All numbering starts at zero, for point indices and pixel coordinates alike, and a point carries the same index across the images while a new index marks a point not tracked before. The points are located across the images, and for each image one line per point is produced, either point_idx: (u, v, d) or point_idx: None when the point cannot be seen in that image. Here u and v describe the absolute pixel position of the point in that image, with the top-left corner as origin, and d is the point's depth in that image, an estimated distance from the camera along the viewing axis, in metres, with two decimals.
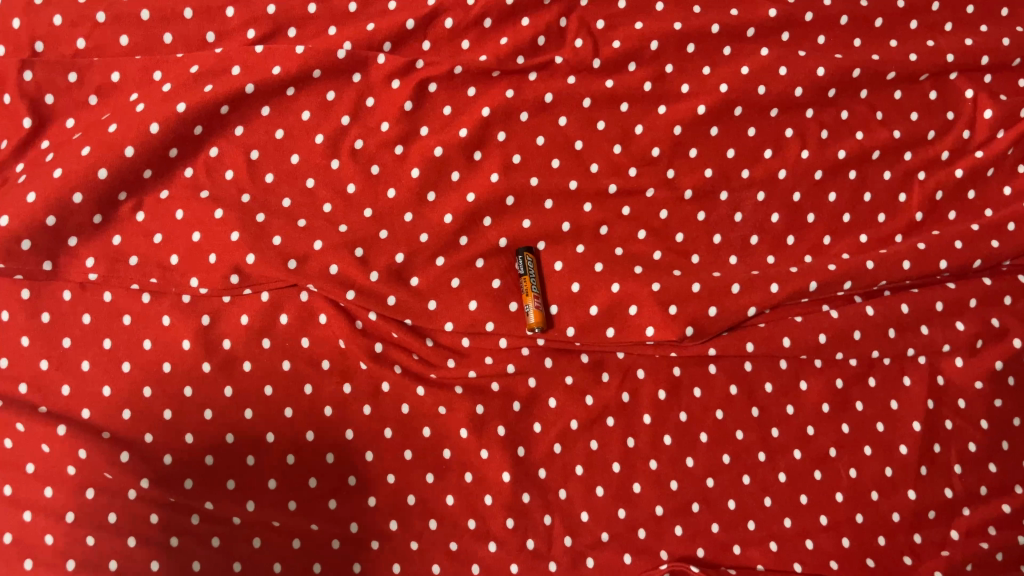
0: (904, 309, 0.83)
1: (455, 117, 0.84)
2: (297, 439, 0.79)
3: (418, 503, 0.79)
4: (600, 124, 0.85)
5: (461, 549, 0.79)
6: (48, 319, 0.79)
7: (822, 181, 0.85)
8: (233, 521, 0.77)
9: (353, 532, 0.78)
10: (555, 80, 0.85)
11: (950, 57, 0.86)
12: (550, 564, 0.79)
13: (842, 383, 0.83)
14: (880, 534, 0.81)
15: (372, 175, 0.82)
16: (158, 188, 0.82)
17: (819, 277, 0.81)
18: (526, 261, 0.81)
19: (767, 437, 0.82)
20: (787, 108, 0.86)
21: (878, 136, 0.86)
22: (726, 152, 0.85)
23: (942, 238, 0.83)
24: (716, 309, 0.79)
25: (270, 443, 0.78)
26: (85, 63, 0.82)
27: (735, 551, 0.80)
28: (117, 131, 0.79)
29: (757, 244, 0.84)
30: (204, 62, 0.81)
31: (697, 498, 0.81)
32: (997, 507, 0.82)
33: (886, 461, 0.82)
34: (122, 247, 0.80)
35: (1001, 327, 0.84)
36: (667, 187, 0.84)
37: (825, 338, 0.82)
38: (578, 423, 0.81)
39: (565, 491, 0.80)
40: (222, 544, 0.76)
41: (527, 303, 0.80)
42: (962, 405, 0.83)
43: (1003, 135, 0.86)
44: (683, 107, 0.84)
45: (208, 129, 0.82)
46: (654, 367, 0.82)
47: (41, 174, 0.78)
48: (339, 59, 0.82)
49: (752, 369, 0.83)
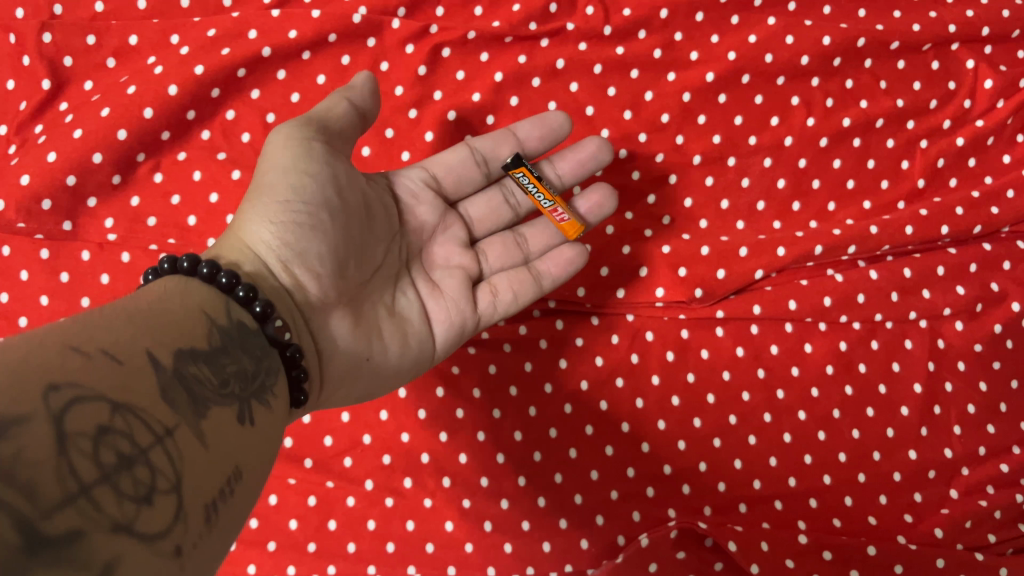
0: (907, 274, 0.86)
1: (468, 82, 0.85)
2: (332, 417, 0.83)
3: (432, 461, 0.82)
4: (611, 91, 0.86)
5: (473, 507, 0.80)
6: (68, 278, 0.79)
7: (828, 148, 0.87)
8: (270, 501, 0.81)
9: (368, 490, 0.81)
10: (566, 46, 0.86)
11: (953, 28, 0.88)
12: (560, 521, 0.80)
13: (845, 346, 0.85)
14: (882, 493, 0.82)
15: (386, 139, 0.84)
16: (176, 150, 0.83)
17: (824, 241, 0.84)
18: (520, 175, 0.75)
19: (772, 398, 0.83)
20: (794, 76, 0.87)
21: (882, 104, 0.87)
22: (734, 119, 0.86)
23: (942, 205, 0.85)
24: (724, 272, 0.83)
25: (306, 421, 0.83)
26: (104, 27, 0.83)
27: (741, 510, 0.80)
28: (136, 93, 0.80)
29: (763, 210, 0.87)
30: (221, 26, 0.83)
31: (704, 458, 0.82)
32: (994, 467, 0.83)
33: (888, 422, 0.83)
34: (141, 209, 0.81)
35: (1000, 291, 0.86)
36: (676, 153, 0.86)
37: (830, 301, 0.84)
38: (588, 383, 0.83)
39: (575, 450, 0.81)
40: (260, 524, 0.80)
41: (560, 210, 0.76)
42: (961, 367, 0.85)
43: (1003, 105, 0.89)
44: (692, 75, 0.86)
45: (226, 92, 0.83)
46: (663, 330, 0.84)
47: (61, 135, 0.80)
48: (354, 23, 0.83)
49: (758, 332, 0.85)
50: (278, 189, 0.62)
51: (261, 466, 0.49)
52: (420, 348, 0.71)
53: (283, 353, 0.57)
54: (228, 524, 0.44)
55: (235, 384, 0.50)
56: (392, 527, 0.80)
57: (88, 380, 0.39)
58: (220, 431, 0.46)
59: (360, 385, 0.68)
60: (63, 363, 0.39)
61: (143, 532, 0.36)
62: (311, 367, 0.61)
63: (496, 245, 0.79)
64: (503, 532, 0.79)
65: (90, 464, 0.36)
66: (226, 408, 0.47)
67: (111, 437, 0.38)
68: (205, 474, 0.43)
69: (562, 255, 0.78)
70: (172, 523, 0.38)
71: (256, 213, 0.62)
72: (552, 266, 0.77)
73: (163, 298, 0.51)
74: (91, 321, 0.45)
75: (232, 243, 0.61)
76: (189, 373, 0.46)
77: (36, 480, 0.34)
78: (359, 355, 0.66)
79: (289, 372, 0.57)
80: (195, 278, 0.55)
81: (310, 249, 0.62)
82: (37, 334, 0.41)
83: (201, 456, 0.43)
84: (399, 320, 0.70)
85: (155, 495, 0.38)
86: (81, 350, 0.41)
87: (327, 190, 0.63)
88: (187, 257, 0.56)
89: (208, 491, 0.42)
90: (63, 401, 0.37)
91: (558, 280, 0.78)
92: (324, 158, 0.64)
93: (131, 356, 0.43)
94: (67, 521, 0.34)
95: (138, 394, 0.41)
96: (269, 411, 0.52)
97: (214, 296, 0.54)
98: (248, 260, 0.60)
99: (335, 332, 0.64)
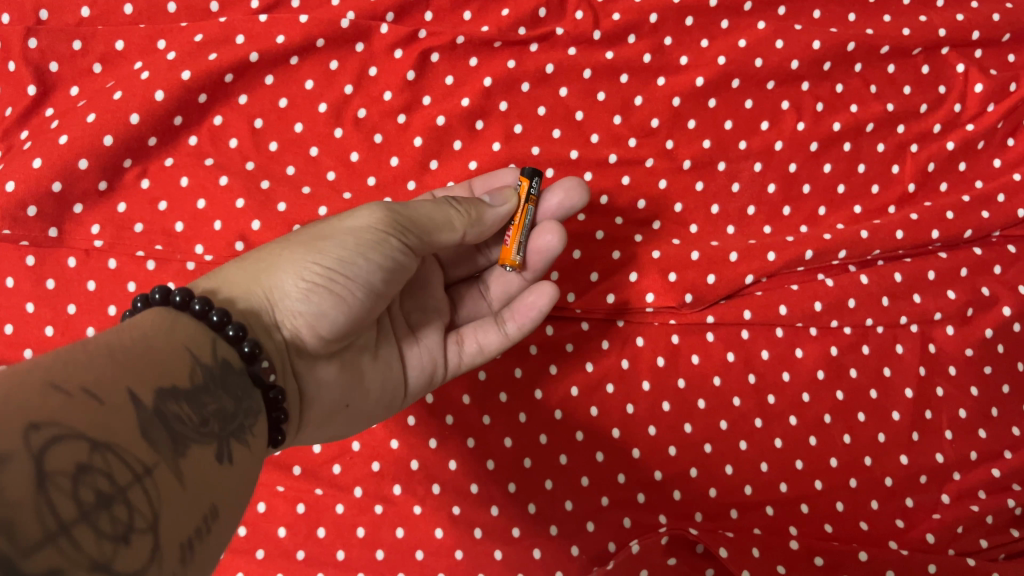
0: (897, 278, 0.85)
1: (457, 87, 0.85)
2: None
3: (421, 468, 0.81)
4: (600, 96, 0.86)
5: (463, 514, 0.80)
6: (54, 285, 0.79)
7: (818, 152, 0.87)
8: (258, 509, 0.80)
9: (357, 498, 0.80)
10: (556, 51, 0.86)
11: (942, 32, 0.88)
12: (551, 528, 0.79)
13: (836, 351, 0.84)
14: (874, 499, 0.81)
15: (375, 144, 0.83)
16: (162, 156, 0.83)
17: (814, 245, 0.83)
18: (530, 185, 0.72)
19: (763, 403, 0.83)
20: (783, 81, 0.87)
21: (872, 109, 0.87)
22: (724, 124, 0.86)
23: (933, 209, 0.85)
24: (714, 277, 0.83)
25: None
26: (89, 32, 0.83)
27: (733, 516, 0.80)
28: (122, 99, 0.81)
29: (754, 215, 0.86)
30: (208, 32, 0.83)
31: (695, 463, 0.81)
32: (987, 472, 0.83)
33: (879, 427, 0.83)
34: (127, 215, 0.81)
35: (991, 295, 0.86)
36: (666, 157, 0.86)
37: (820, 306, 0.84)
38: (578, 389, 0.82)
39: (566, 456, 0.81)
40: (248, 532, 0.79)
41: (511, 236, 0.72)
42: (953, 372, 0.85)
43: (993, 108, 0.88)
44: (682, 79, 0.86)
45: (213, 97, 0.83)
46: (654, 335, 0.84)
47: (47, 141, 0.80)
48: (342, 28, 0.83)
49: (749, 337, 0.84)
50: (326, 253, 0.61)
51: (235, 506, 0.49)
52: (393, 392, 0.71)
53: (267, 395, 0.57)
54: (203, 562, 0.43)
55: (215, 423, 0.49)
56: (382, 534, 0.79)
57: (69, 417, 0.38)
58: (197, 470, 0.45)
59: (337, 427, 0.68)
60: (42, 400, 0.38)
61: (122, 571, 0.36)
62: (290, 412, 0.62)
63: (466, 296, 0.80)
64: (493, 540, 0.79)
65: (69, 502, 0.36)
66: (204, 447, 0.47)
67: (89, 479, 0.37)
68: (180, 514, 0.42)
69: (525, 301, 0.75)
70: (149, 562, 0.38)
71: (293, 263, 0.61)
72: (516, 315, 0.75)
73: (148, 333, 0.50)
74: (74, 357, 0.44)
75: (257, 279, 0.61)
76: (171, 420, 0.45)
77: (16, 519, 0.33)
78: (338, 401, 0.66)
79: (272, 413, 0.57)
80: (185, 313, 0.55)
81: (331, 315, 0.61)
82: (15, 370, 0.40)
83: (176, 496, 0.43)
84: (383, 366, 0.70)
85: (131, 534, 0.38)
86: (62, 388, 0.40)
87: (376, 276, 0.62)
88: (180, 290, 0.55)
89: (182, 532, 0.42)
90: (45, 441, 0.36)
91: (524, 327, 0.76)
92: (392, 251, 0.63)
93: (116, 396, 0.42)
94: (47, 559, 0.33)
95: (120, 435, 0.41)
96: (247, 451, 0.52)
97: (203, 332, 0.54)
98: (256, 300, 0.60)
99: (322, 378, 0.65)
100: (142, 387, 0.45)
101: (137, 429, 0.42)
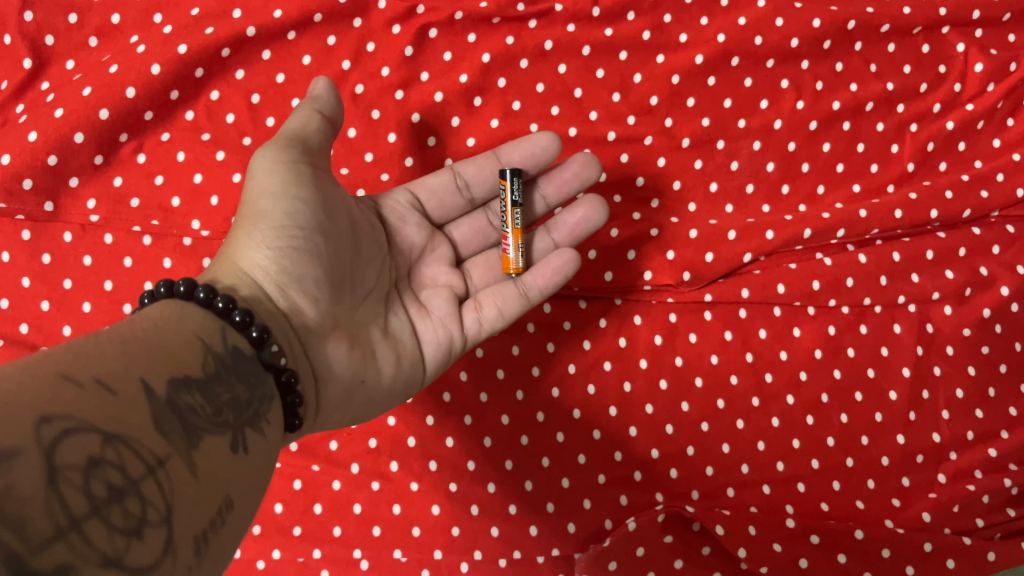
0: (896, 258, 0.85)
1: (456, 63, 0.85)
2: None
3: (419, 445, 0.81)
4: (599, 73, 0.86)
5: (460, 491, 0.80)
6: (49, 260, 0.79)
7: (817, 131, 0.87)
8: None
9: (354, 474, 0.80)
10: (555, 28, 0.86)
11: (942, 11, 0.88)
12: (548, 505, 0.80)
13: (834, 330, 0.84)
14: (870, 478, 0.81)
15: (373, 120, 0.83)
16: (159, 131, 0.82)
17: (812, 224, 0.83)
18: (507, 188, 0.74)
19: (761, 382, 0.83)
20: (783, 59, 0.87)
21: (872, 88, 0.87)
22: (723, 102, 0.86)
23: (932, 189, 0.85)
24: (712, 255, 0.83)
25: None
26: (85, 6, 0.83)
27: (729, 494, 0.80)
28: (117, 73, 0.80)
29: (752, 194, 0.86)
30: (205, 6, 0.83)
31: (692, 442, 0.81)
32: (983, 452, 0.83)
33: (876, 407, 0.83)
34: (123, 189, 0.80)
35: (989, 275, 0.86)
36: (665, 135, 0.85)
37: (818, 285, 0.84)
38: (575, 366, 0.82)
39: (563, 435, 0.81)
40: None
41: (512, 241, 0.75)
42: (950, 352, 0.85)
43: (993, 88, 0.88)
44: (681, 57, 0.86)
45: (210, 72, 0.83)
46: (651, 314, 0.84)
47: (42, 114, 0.79)
48: (340, 3, 0.83)
49: (746, 316, 0.84)
50: (268, 213, 0.61)
51: (254, 496, 0.48)
52: (411, 370, 0.70)
53: (279, 378, 0.56)
54: (219, 553, 0.43)
55: (229, 411, 0.49)
56: (378, 511, 0.79)
57: (80, 410, 0.38)
58: (211, 459, 0.45)
59: (358, 408, 0.66)
60: (54, 393, 0.38)
61: (134, 566, 0.36)
62: (306, 388, 0.60)
63: (480, 265, 0.79)
64: (489, 517, 0.79)
65: (80, 496, 0.35)
66: (218, 437, 0.46)
67: (99, 471, 0.37)
68: (196, 504, 0.42)
69: (549, 264, 0.76)
70: (163, 555, 0.38)
71: (248, 237, 0.61)
72: (536, 275, 0.75)
73: (159, 324, 0.50)
74: (88, 350, 0.44)
75: (226, 267, 0.61)
76: (185, 409, 0.45)
77: (27, 515, 0.33)
78: (353, 377, 0.65)
79: (286, 397, 0.56)
80: (192, 302, 0.54)
81: (298, 268, 0.61)
82: (28, 363, 0.40)
83: (190, 488, 0.42)
84: (393, 342, 0.69)
85: (144, 528, 0.38)
86: (74, 381, 0.40)
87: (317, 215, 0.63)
88: (185, 281, 0.55)
89: (198, 524, 0.41)
90: (54, 434, 0.36)
91: (545, 290, 0.76)
92: (311, 181, 0.64)
93: (128, 389, 0.42)
94: (56, 555, 0.33)
95: (131, 427, 0.40)
96: (263, 439, 0.51)
97: (211, 321, 0.54)
98: (233, 283, 0.60)
99: (331, 353, 0.63)
100: (155, 378, 0.45)
101: (150, 421, 0.42)
